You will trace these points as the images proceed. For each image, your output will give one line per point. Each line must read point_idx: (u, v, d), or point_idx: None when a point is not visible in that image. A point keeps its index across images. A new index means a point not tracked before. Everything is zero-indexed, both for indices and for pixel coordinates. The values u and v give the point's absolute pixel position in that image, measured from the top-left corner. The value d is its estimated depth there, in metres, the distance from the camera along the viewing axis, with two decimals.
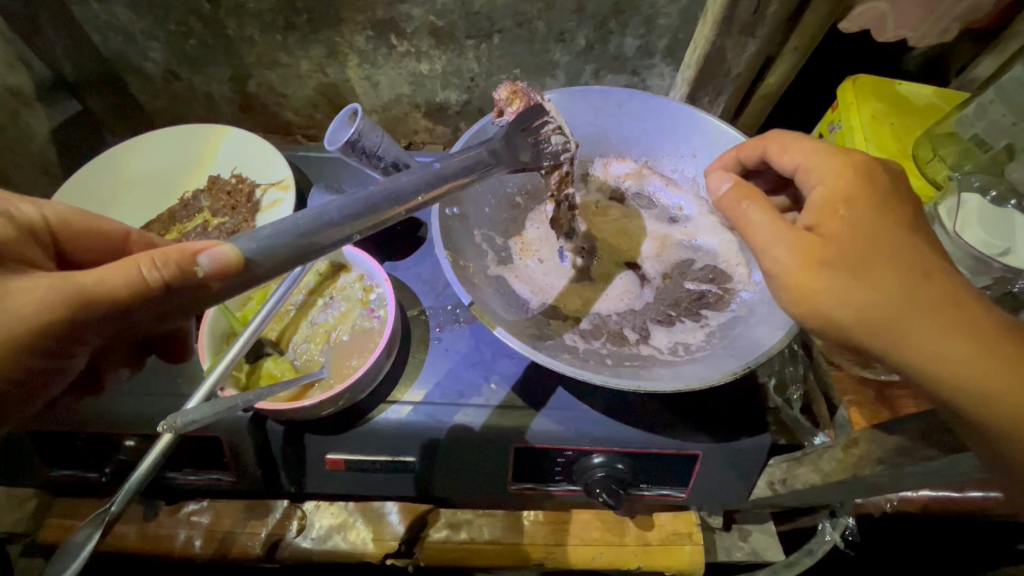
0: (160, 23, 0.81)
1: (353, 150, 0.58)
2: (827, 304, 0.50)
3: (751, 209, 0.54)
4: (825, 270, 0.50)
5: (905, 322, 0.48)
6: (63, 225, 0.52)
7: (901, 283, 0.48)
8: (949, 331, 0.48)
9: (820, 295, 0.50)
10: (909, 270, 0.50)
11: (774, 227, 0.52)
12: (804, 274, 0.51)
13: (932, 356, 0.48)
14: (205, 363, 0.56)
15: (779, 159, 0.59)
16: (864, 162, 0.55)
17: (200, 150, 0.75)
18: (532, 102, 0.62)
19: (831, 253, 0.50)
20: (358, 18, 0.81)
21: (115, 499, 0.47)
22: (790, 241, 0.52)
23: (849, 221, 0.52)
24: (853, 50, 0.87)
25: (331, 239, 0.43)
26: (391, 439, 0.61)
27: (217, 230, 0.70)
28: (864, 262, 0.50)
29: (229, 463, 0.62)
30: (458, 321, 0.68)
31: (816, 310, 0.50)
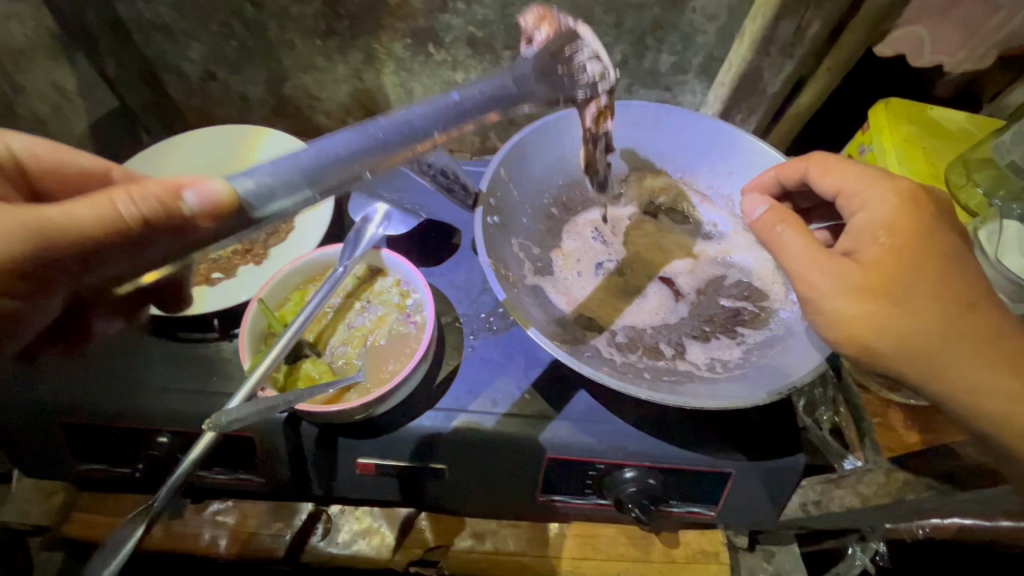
0: (203, 24, 0.82)
1: (406, 157, 0.59)
2: (863, 334, 0.51)
3: (785, 234, 0.54)
4: (864, 299, 0.51)
5: (939, 352, 0.50)
6: (31, 156, 0.53)
7: (940, 315, 0.50)
8: (976, 360, 0.50)
9: (857, 322, 0.51)
10: (948, 301, 0.51)
11: (812, 253, 0.53)
12: (841, 304, 0.51)
13: (964, 383, 0.51)
14: (246, 364, 0.56)
15: (821, 181, 0.60)
16: (909, 188, 0.55)
17: (242, 150, 0.76)
18: (562, 25, 0.60)
19: (869, 283, 0.51)
20: (398, 26, 0.82)
21: (159, 494, 0.46)
22: (829, 270, 0.52)
23: (888, 250, 0.52)
24: (887, 73, 0.88)
25: (336, 176, 0.45)
26: (425, 447, 0.60)
27: (257, 231, 0.70)
28: (903, 293, 0.50)
29: (260, 463, 0.62)
30: (492, 330, 0.68)
31: (853, 338, 0.51)
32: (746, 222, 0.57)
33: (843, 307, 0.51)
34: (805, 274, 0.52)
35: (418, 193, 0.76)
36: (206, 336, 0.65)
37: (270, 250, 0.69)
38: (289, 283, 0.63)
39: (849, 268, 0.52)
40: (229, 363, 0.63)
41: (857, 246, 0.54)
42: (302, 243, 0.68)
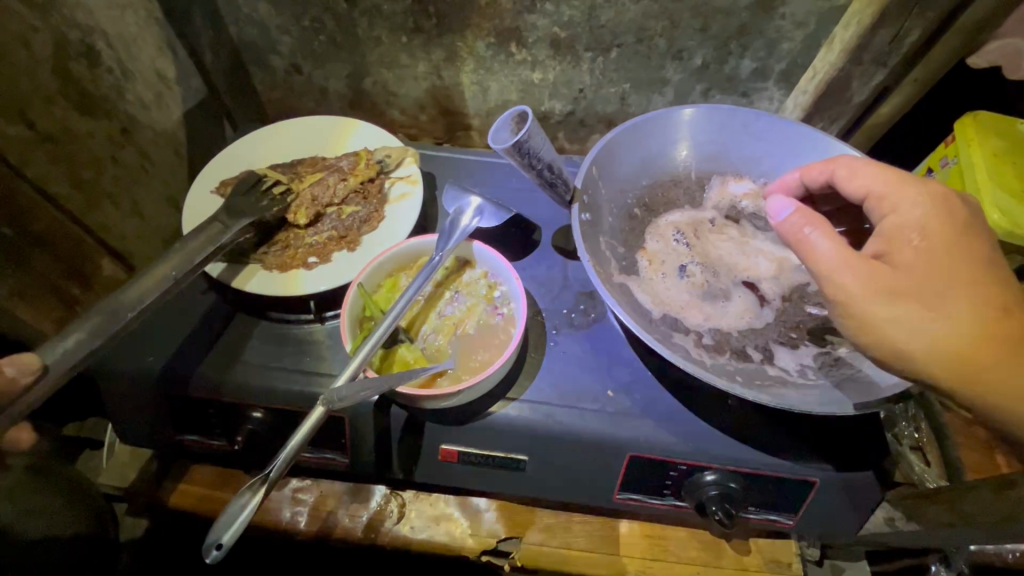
0: (297, 18, 0.86)
1: (519, 152, 0.62)
2: (888, 336, 0.50)
3: (812, 236, 0.53)
4: (893, 301, 0.50)
5: (978, 358, 0.48)
6: None
7: (975, 319, 0.49)
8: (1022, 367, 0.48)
9: (885, 323, 0.50)
10: (986, 306, 0.49)
11: (843, 254, 0.51)
12: (872, 306, 0.50)
13: (1010, 391, 0.48)
14: (347, 345, 0.58)
15: (847, 185, 0.59)
16: (940, 192, 0.54)
17: (331, 138, 0.79)
18: None
19: (898, 285, 0.50)
20: (485, 25, 0.84)
21: (274, 465, 0.49)
22: (858, 272, 0.51)
23: (921, 254, 0.52)
24: (975, 86, 0.86)
25: None
26: (509, 436, 0.61)
27: (351, 220, 0.71)
28: (934, 298, 0.50)
29: (347, 443, 0.64)
30: (574, 326, 0.69)
31: (882, 340, 0.50)
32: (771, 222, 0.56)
33: (869, 307, 0.50)
34: (832, 275, 0.51)
35: (505, 190, 0.78)
36: (300, 316, 0.67)
37: (363, 238, 0.70)
38: (384, 268, 0.64)
39: (878, 269, 0.51)
40: (321, 345, 0.65)
41: (889, 249, 0.53)
42: (392, 233, 0.69)
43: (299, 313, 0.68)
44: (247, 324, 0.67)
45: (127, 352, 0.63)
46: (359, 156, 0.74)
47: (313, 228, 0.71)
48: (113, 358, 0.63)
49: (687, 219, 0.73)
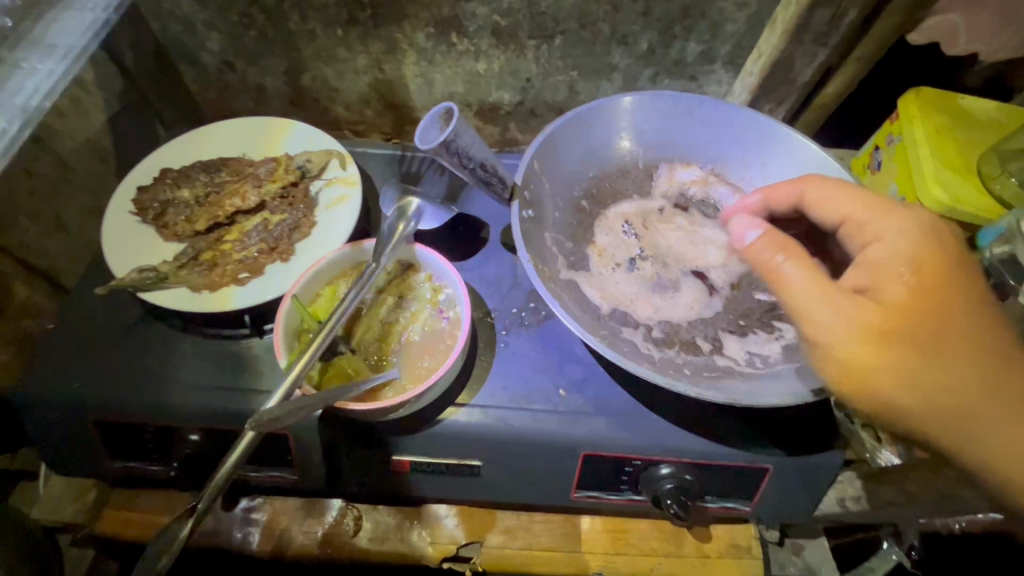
0: (223, 13, 0.81)
1: (447, 151, 0.60)
2: (862, 373, 0.49)
3: (788, 268, 0.51)
4: (868, 338, 0.49)
5: (943, 398, 0.48)
6: None
7: (960, 362, 0.48)
8: (989, 408, 0.48)
9: (858, 360, 0.49)
10: (966, 350, 0.49)
11: (820, 290, 0.50)
12: (847, 342, 0.49)
13: (989, 438, 0.48)
14: (283, 361, 0.55)
15: (821, 211, 0.60)
16: (926, 218, 0.54)
17: (256, 141, 0.75)
18: None
19: (873, 319, 0.49)
20: (422, 15, 0.81)
21: (202, 495, 0.48)
22: (833, 308, 0.50)
23: (908, 291, 0.50)
24: (918, 63, 0.86)
25: None
26: (461, 443, 0.60)
27: (278, 229, 0.68)
28: (907, 337, 0.49)
29: (294, 461, 0.61)
30: (524, 325, 0.67)
31: (855, 377, 0.49)
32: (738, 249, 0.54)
33: (843, 344, 0.49)
34: (812, 312, 0.50)
35: (452, 187, 0.76)
36: (236, 332, 0.64)
37: (296, 246, 0.67)
38: (321, 277, 0.62)
39: (856, 305, 0.50)
40: (261, 360, 0.62)
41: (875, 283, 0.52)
42: (329, 239, 0.66)
43: (232, 328, 0.64)
44: (180, 343, 0.63)
45: (48, 381, 0.59)
46: (278, 160, 0.71)
47: (239, 244, 0.67)
48: (32, 388, 0.58)
49: (637, 209, 0.72)
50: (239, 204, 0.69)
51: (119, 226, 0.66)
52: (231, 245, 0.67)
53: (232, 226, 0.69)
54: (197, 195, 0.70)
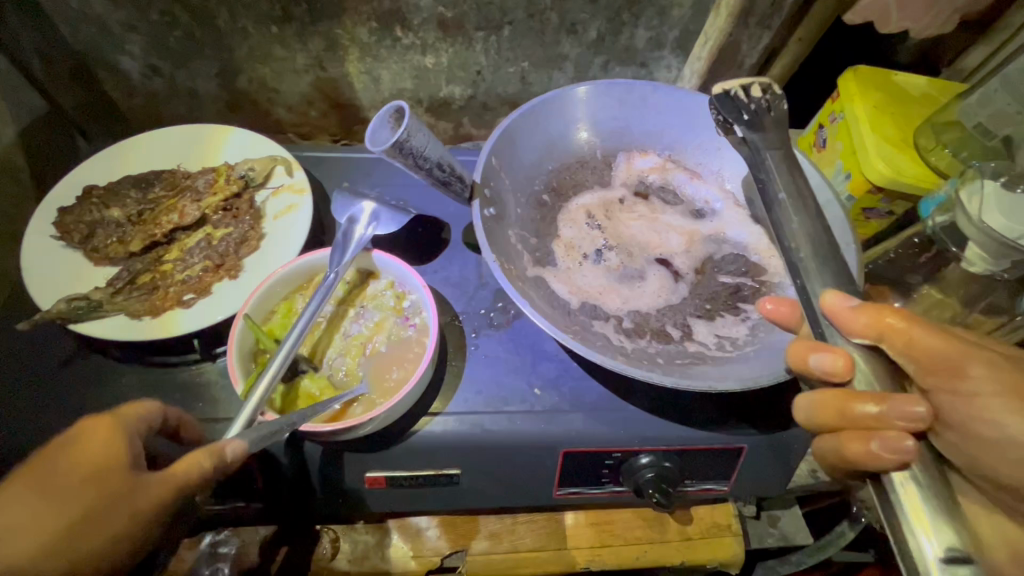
0: (141, 12, 0.74)
1: (400, 152, 0.57)
2: (981, 414, 0.42)
3: (918, 328, 0.43)
4: (995, 384, 0.42)
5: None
6: None
7: None
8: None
9: (981, 403, 0.42)
10: None
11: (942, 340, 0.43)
12: (979, 390, 0.42)
13: None
14: (239, 387, 0.51)
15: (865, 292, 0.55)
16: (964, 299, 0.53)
17: (190, 150, 0.70)
18: None
19: (1007, 368, 0.43)
20: (362, 8, 0.77)
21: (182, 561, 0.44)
22: (978, 360, 0.43)
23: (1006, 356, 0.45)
24: (854, 42, 0.89)
25: None
26: (437, 453, 0.58)
27: (223, 243, 0.63)
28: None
29: (261, 489, 0.58)
30: (494, 326, 0.66)
31: (987, 421, 0.42)
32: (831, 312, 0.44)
33: (970, 386, 0.43)
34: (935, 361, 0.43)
35: (408, 188, 0.74)
36: (184, 358, 0.59)
37: (244, 260, 0.62)
38: (275, 292, 0.58)
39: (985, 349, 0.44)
40: (216, 387, 0.58)
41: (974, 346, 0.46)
42: (279, 251, 0.63)
43: (181, 353, 0.60)
44: (123, 375, 0.58)
45: None
46: (218, 171, 0.67)
47: (181, 263, 0.63)
48: None
49: (598, 200, 0.71)
50: (178, 220, 0.64)
51: (41, 252, 0.60)
52: (171, 265, 0.62)
53: (172, 244, 0.65)
54: (128, 213, 0.64)
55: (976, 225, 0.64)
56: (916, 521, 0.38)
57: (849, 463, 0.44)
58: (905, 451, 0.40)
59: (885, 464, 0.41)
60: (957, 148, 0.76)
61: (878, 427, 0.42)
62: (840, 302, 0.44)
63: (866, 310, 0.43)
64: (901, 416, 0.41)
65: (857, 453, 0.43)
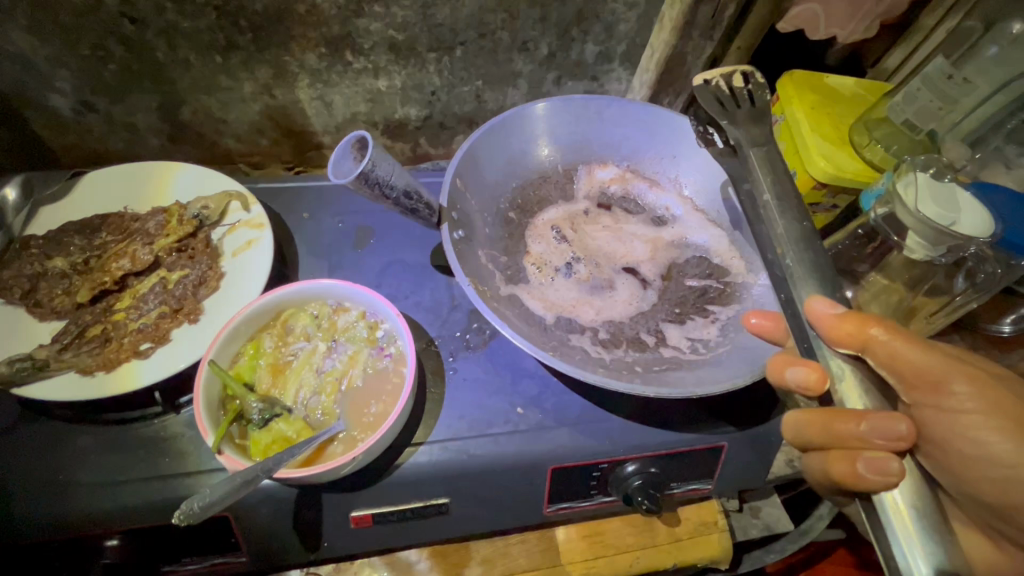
0: (71, 47, 0.70)
1: (366, 183, 0.56)
2: (963, 430, 0.45)
3: (904, 343, 0.46)
4: (980, 401, 0.45)
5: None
6: None
7: None
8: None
9: (965, 419, 0.45)
10: None
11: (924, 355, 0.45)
12: (964, 407, 0.45)
13: None
14: (209, 439, 0.48)
15: None
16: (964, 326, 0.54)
17: (138, 190, 0.66)
18: None
19: (990, 386, 0.45)
20: (311, 35, 0.75)
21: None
22: (962, 377, 0.45)
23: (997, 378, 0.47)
24: (787, 48, 0.94)
25: None
26: (424, 484, 0.56)
27: (179, 287, 0.60)
28: (1019, 405, 0.45)
29: (240, 542, 0.55)
30: (470, 348, 0.65)
31: (971, 438, 0.45)
32: (818, 319, 0.48)
33: (954, 402, 0.45)
34: (908, 370, 0.45)
35: (371, 214, 0.72)
36: (147, 412, 0.56)
37: (204, 303, 0.59)
38: (241, 333, 0.56)
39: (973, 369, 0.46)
40: (183, 438, 0.55)
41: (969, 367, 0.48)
42: (240, 291, 0.60)
43: (143, 407, 0.57)
44: (79, 436, 0.54)
45: None
46: (169, 211, 0.63)
47: (135, 311, 0.59)
48: None
49: (563, 214, 0.72)
50: (129, 265, 0.60)
51: None
52: (124, 314, 0.58)
53: (123, 291, 0.61)
54: (73, 262, 0.60)
55: (914, 216, 0.68)
56: (905, 523, 0.41)
57: (837, 481, 0.47)
58: (892, 471, 0.43)
59: (872, 485, 0.43)
60: (889, 143, 0.81)
61: (861, 448, 0.45)
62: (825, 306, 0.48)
63: (848, 315, 0.47)
64: (879, 435, 0.44)
65: (843, 473, 0.45)
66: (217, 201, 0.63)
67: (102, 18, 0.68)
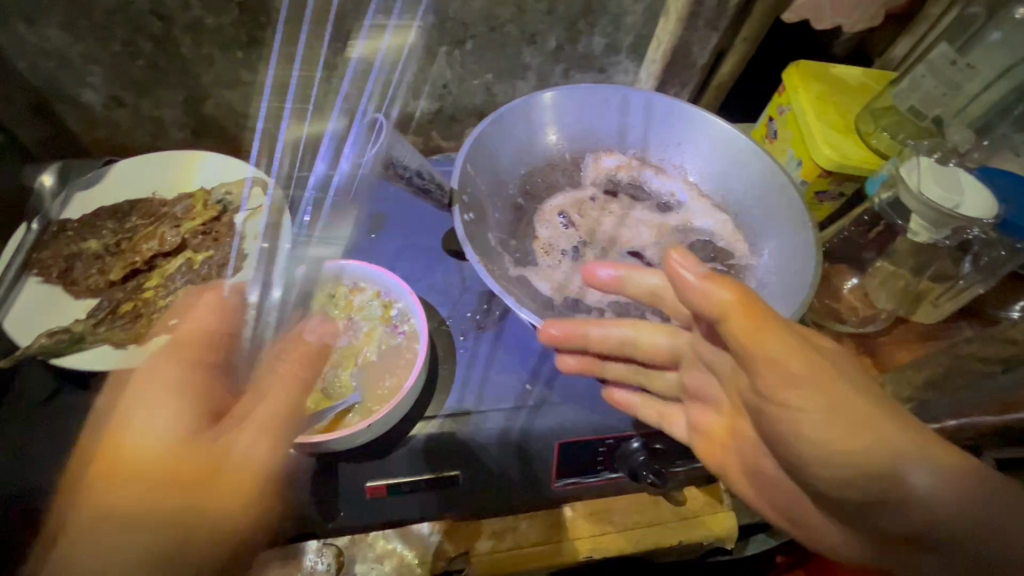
0: (103, 45, 0.74)
1: (381, 163, 0.58)
2: (802, 429, 0.47)
3: (745, 316, 0.46)
4: (813, 396, 0.46)
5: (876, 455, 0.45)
6: None
7: (854, 415, 0.45)
8: (908, 431, 0.46)
9: (794, 395, 0.46)
10: (857, 415, 0.46)
11: (762, 332, 0.46)
12: (795, 388, 0.46)
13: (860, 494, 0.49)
14: (235, 407, 0.52)
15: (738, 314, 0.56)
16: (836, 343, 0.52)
17: (165, 177, 0.70)
18: None
19: (829, 382, 0.46)
20: (327, 30, 0.78)
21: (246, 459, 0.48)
22: (796, 359, 0.46)
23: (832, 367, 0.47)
24: (793, 39, 0.95)
25: None
26: (437, 455, 0.59)
27: (205, 267, 0.63)
28: (832, 382, 0.46)
29: (263, 510, 0.58)
30: (481, 328, 0.67)
31: (782, 404, 0.47)
32: (675, 278, 0.49)
33: (787, 402, 0.47)
34: (751, 344, 0.46)
35: (385, 201, 0.75)
36: None
37: (228, 283, 0.63)
38: (263, 312, 0.59)
39: (818, 359, 0.47)
40: None
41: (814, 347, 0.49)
42: (262, 272, 0.63)
43: None
44: (111, 407, 0.58)
45: None
46: (195, 197, 0.67)
47: (163, 289, 0.62)
48: None
49: (571, 200, 0.74)
50: (159, 247, 0.63)
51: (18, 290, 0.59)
52: (153, 292, 0.62)
53: (152, 271, 0.63)
54: (107, 244, 0.63)
55: (917, 199, 0.69)
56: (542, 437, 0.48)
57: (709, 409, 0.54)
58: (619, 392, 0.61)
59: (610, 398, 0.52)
60: (894, 130, 0.82)
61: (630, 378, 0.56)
62: (684, 263, 0.49)
63: (707, 276, 0.48)
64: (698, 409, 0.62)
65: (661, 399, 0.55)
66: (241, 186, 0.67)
67: (132, 16, 0.72)
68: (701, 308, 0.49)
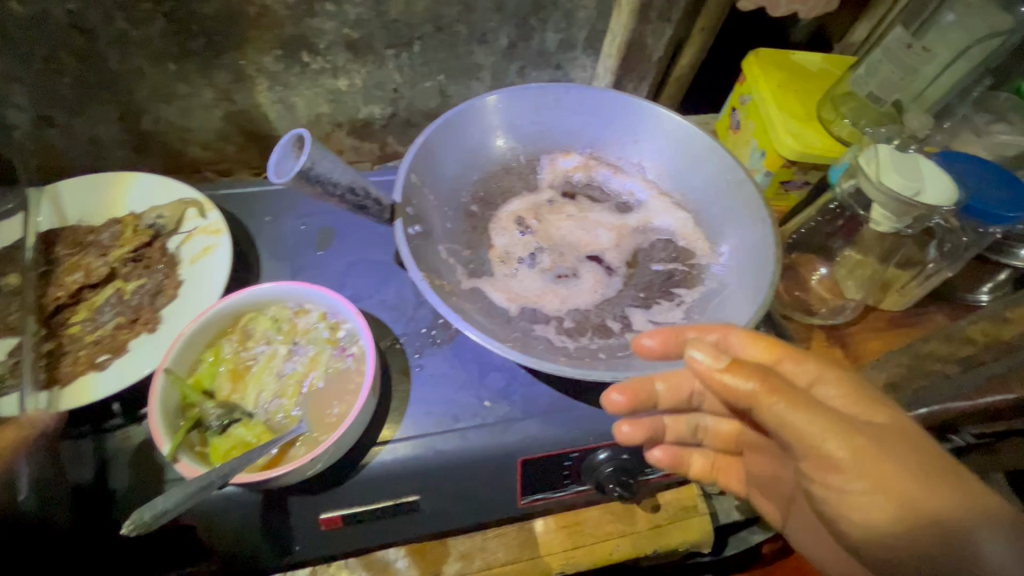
0: (23, 61, 0.70)
1: (308, 180, 0.54)
2: (856, 516, 0.41)
3: (780, 398, 0.39)
4: (860, 482, 0.39)
5: (941, 546, 0.39)
6: None
7: (903, 492, 0.39)
8: (977, 508, 0.39)
9: (835, 478, 0.40)
10: (904, 489, 0.39)
11: (798, 415, 0.39)
12: (836, 467, 0.40)
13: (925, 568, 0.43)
14: (165, 448, 0.48)
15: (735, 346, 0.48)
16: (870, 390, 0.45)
17: (93, 202, 0.66)
18: None
19: (872, 457, 0.40)
20: (265, 37, 0.74)
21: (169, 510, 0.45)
22: (831, 435, 0.39)
23: (872, 436, 0.41)
24: (752, 27, 0.93)
25: None
26: (392, 482, 0.56)
27: (136, 296, 0.61)
28: (874, 453, 0.40)
29: (212, 552, 0.55)
30: (436, 344, 0.65)
31: (825, 485, 0.41)
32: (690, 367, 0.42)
33: (830, 484, 0.41)
34: (786, 426, 0.40)
35: (333, 214, 0.72)
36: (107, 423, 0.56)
37: (162, 312, 0.59)
38: (198, 340, 0.55)
39: (863, 439, 0.40)
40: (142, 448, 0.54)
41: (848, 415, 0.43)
42: (200, 299, 0.60)
43: (100, 420, 0.56)
44: None
45: None
46: (123, 222, 0.64)
47: (89, 323, 0.59)
48: None
49: (527, 205, 0.72)
50: (84, 278, 0.60)
51: None
52: (79, 327, 0.59)
53: (79, 304, 0.60)
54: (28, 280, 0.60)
55: (878, 188, 0.67)
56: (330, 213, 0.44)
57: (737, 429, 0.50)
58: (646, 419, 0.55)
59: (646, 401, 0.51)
60: (855, 117, 0.81)
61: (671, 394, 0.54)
62: (707, 364, 0.41)
63: (726, 368, 0.41)
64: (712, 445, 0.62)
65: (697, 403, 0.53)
66: (174, 208, 0.63)
67: (52, 30, 0.68)
68: (724, 400, 0.42)
